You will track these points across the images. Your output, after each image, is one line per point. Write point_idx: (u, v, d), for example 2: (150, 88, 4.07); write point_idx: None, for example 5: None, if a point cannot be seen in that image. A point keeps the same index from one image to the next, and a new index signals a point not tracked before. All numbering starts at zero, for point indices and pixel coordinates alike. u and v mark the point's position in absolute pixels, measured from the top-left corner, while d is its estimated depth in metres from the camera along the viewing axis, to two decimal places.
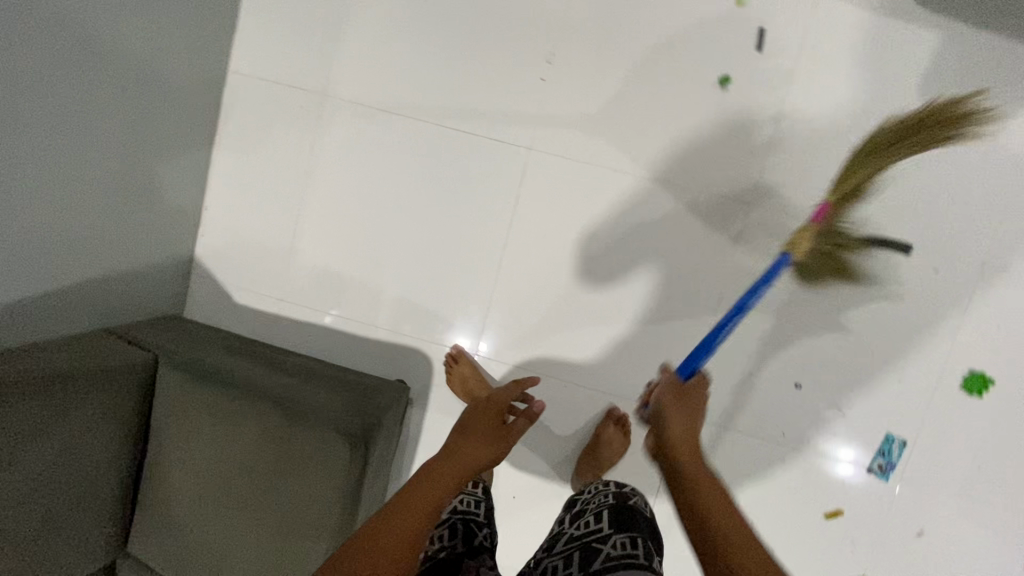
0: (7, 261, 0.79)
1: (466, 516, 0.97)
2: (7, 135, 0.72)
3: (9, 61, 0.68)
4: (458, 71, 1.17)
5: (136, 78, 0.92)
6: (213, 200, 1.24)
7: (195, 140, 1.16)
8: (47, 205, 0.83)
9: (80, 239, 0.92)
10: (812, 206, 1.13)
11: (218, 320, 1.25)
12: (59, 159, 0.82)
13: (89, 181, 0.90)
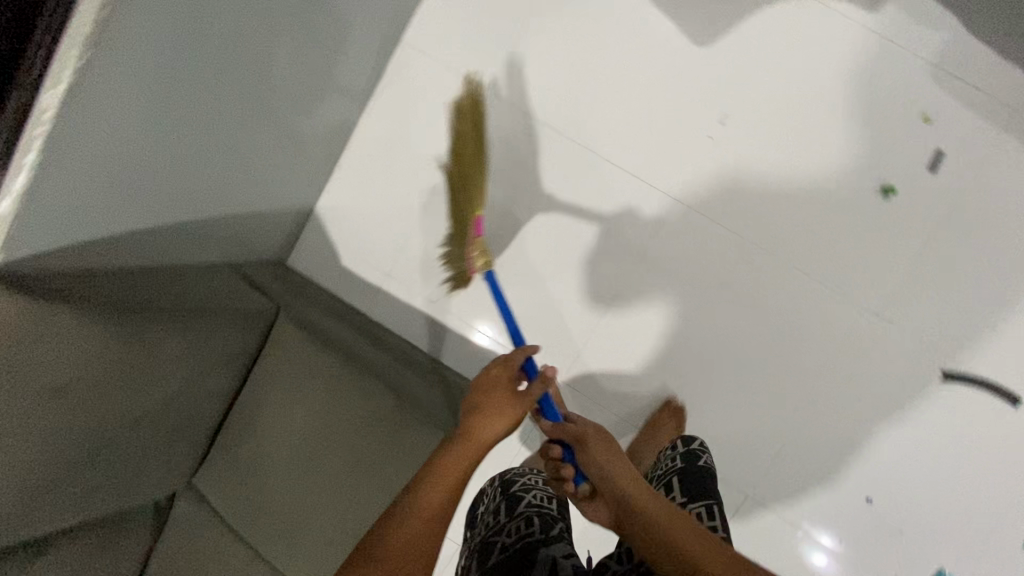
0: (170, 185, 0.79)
1: (542, 508, 0.86)
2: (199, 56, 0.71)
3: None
4: (626, 102, 1.16)
5: (325, 26, 0.91)
6: (348, 159, 1.23)
7: (353, 98, 1.16)
8: (216, 133, 0.83)
9: (230, 144, 0.87)
10: (937, 332, 1.11)
11: (319, 274, 1.24)
12: (235, 89, 0.81)
13: (252, 75, 0.83)
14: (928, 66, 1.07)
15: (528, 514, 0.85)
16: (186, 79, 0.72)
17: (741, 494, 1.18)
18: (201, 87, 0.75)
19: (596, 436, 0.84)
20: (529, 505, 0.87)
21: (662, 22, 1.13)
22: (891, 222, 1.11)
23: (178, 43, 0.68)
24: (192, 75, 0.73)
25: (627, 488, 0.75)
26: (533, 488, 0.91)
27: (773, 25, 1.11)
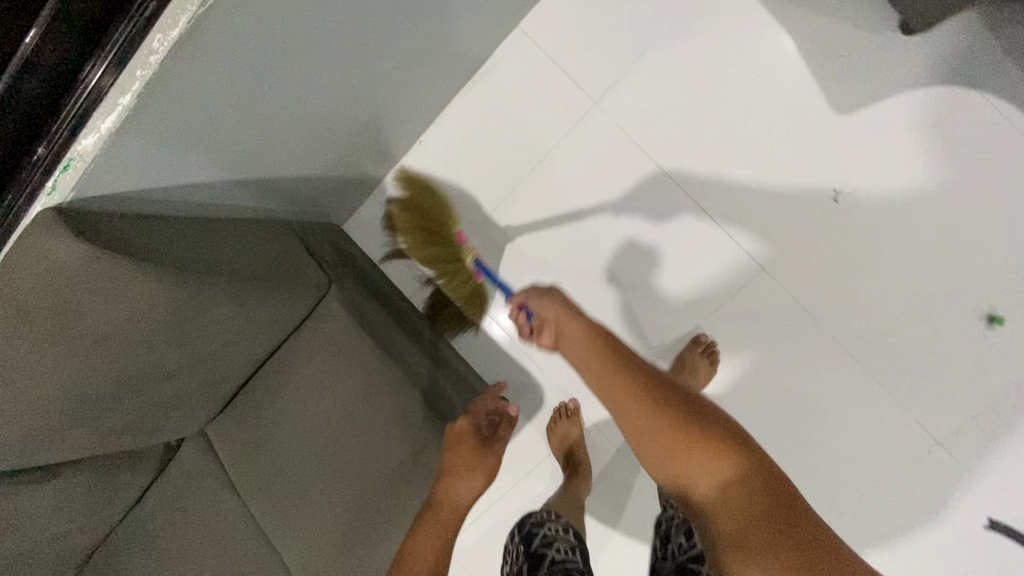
0: (250, 134, 0.73)
1: (567, 566, 0.82)
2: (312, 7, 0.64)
3: None
4: (737, 153, 1.05)
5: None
6: (428, 138, 1.17)
7: (451, 79, 1.09)
8: (310, 88, 0.75)
9: (324, 101, 0.80)
10: (1000, 483, 1.01)
11: (371, 249, 1.20)
12: (340, 50, 0.74)
13: (361, 27, 0.74)
14: None
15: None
16: (296, 25, 0.64)
17: None
18: (310, 42, 0.69)
19: (537, 295, 0.88)
20: (553, 565, 0.83)
21: (803, 73, 1.01)
22: (987, 356, 1.01)
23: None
24: (305, 25, 0.66)
25: (583, 351, 0.79)
26: (556, 541, 0.88)
27: (926, 109, 0.98)
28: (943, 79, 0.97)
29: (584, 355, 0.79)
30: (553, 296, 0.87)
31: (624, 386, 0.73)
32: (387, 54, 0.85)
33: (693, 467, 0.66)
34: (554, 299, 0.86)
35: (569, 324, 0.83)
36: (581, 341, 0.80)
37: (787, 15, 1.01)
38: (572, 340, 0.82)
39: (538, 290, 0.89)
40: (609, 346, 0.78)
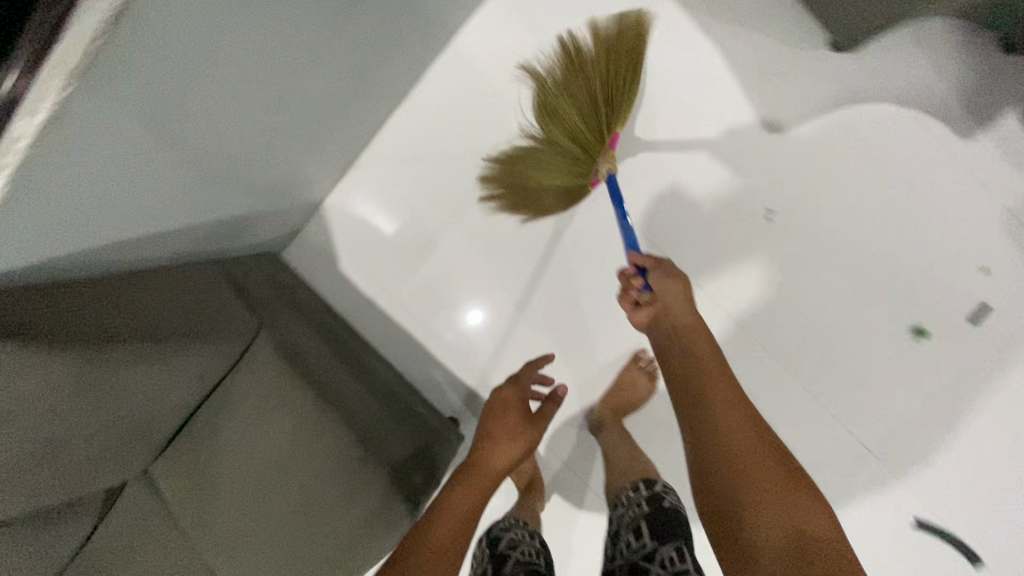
0: (149, 189, 0.72)
1: (530, 566, 0.85)
2: (196, 54, 0.63)
3: None
4: (664, 166, 1.05)
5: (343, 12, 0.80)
6: (369, 160, 1.19)
7: (380, 99, 1.09)
8: (208, 124, 0.74)
9: (224, 134, 0.78)
10: (942, 498, 0.98)
11: (313, 273, 1.19)
12: (234, 83, 0.72)
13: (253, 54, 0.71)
14: (1002, 213, 0.96)
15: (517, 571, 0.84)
16: (177, 69, 0.62)
17: None
18: (194, 82, 0.66)
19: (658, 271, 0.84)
20: (517, 565, 0.85)
21: (735, 88, 1.01)
22: (916, 367, 1.00)
23: (173, 39, 0.59)
24: (188, 66, 0.63)
25: (700, 348, 0.77)
26: (522, 545, 0.90)
27: (857, 122, 0.98)
28: (871, 92, 0.97)
29: (700, 354, 0.77)
30: (683, 285, 0.83)
31: (724, 392, 0.73)
32: (298, 79, 0.83)
33: (757, 488, 0.65)
34: (679, 283, 0.84)
35: (687, 312, 0.81)
36: (700, 336, 0.79)
37: (717, 29, 1.00)
38: (688, 329, 0.79)
39: (667, 266, 0.85)
40: (723, 360, 0.77)
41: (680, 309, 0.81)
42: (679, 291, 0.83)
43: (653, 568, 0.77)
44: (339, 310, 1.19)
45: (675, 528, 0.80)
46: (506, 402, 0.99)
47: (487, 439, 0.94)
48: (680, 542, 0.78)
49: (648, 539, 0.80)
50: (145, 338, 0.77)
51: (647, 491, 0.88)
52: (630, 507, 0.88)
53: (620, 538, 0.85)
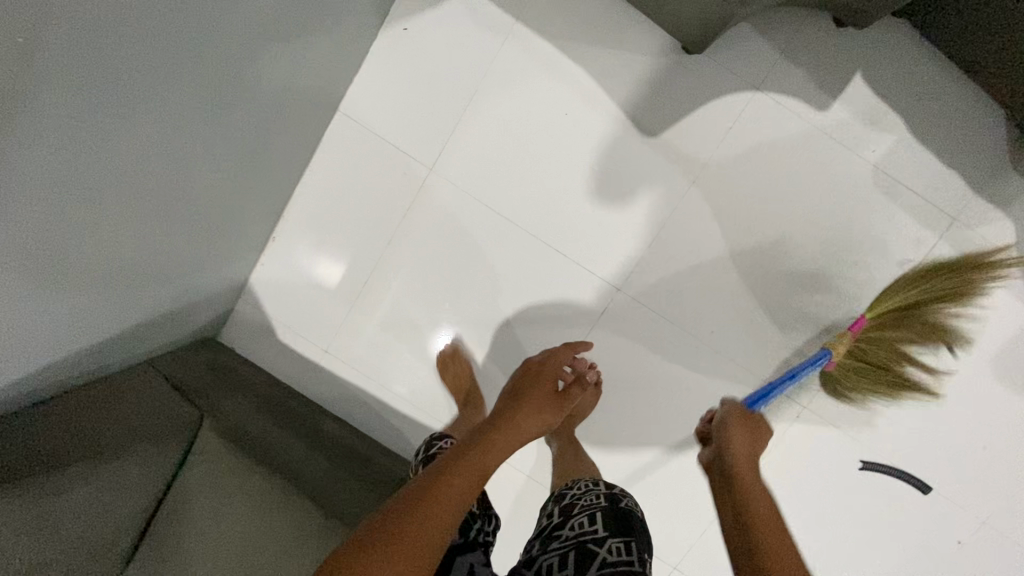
0: (71, 320, 0.75)
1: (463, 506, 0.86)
2: (79, 203, 0.65)
3: (91, 131, 0.60)
4: (565, 187, 1.11)
5: (222, 120, 0.82)
6: (283, 232, 1.18)
7: (282, 176, 1.10)
8: (113, 254, 0.76)
9: (136, 252, 0.81)
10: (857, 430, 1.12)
11: (255, 349, 1.21)
12: (129, 213, 0.75)
13: (145, 185, 0.74)
14: (868, 170, 1.06)
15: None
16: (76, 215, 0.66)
17: (671, 566, 1.19)
18: (88, 225, 0.69)
19: (743, 430, 0.82)
20: None
21: (611, 104, 1.07)
22: (824, 323, 1.09)
23: (70, 194, 0.63)
24: (88, 209, 0.67)
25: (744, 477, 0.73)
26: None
27: (726, 115, 1.06)
28: (731, 86, 1.05)
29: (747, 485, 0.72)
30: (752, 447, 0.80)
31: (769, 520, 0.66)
32: (193, 187, 0.86)
33: None
34: (744, 432, 0.82)
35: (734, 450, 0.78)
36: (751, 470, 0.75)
37: (581, 53, 1.06)
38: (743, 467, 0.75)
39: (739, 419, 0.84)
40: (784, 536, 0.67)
41: (735, 445, 0.80)
42: (742, 435, 0.82)
43: (599, 551, 0.81)
44: (288, 379, 1.22)
45: (627, 526, 0.85)
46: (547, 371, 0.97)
47: (520, 402, 0.91)
48: (629, 539, 0.84)
49: (600, 527, 0.85)
50: (83, 458, 0.79)
51: (606, 490, 0.93)
52: (588, 496, 0.92)
53: (571, 517, 0.89)
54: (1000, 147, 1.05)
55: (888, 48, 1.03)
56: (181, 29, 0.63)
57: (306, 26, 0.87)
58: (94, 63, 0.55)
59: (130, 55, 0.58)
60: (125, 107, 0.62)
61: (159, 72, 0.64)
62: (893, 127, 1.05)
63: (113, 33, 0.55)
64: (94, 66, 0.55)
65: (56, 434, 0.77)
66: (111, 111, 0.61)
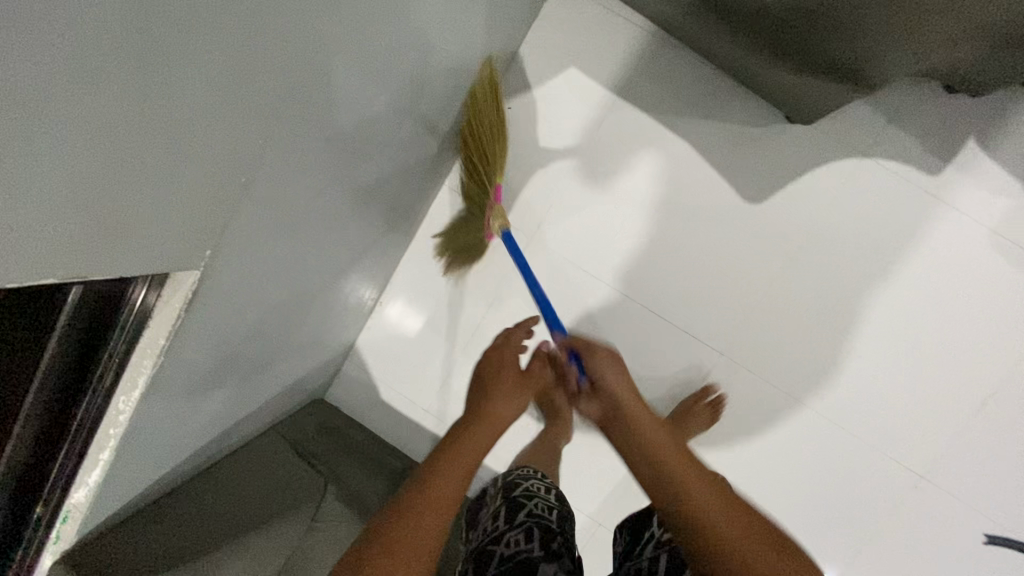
0: (225, 398, 0.81)
1: (542, 521, 0.81)
2: (246, 297, 0.70)
3: (268, 230, 0.66)
4: (665, 252, 1.12)
5: (356, 206, 0.88)
6: (388, 297, 1.24)
7: (394, 246, 1.16)
8: (262, 335, 0.81)
9: (277, 331, 0.86)
10: (980, 496, 1.09)
11: (360, 408, 1.26)
12: (278, 299, 0.80)
13: (292, 271, 0.80)
14: (982, 231, 1.04)
15: (528, 524, 0.80)
16: (247, 311, 0.73)
17: None
18: (247, 314, 0.73)
19: (608, 356, 0.82)
20: (529, 514, 0.82)
21: (712, 172, 1.09)
22: (938, 386, 1.08)
23: (244, 290, 0.69)
24: (255, 302, 0.74)
25: (679, 477, 0.60)
26: (536, 497, 0.87)
27: (829, 184, 1.06)
28: (832, 155, 1.06)
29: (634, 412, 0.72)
30: (622, 372, 0.79)
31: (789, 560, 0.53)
32: (326, 267, 0.91)
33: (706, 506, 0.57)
34: (624, 378, 0.79)
35: (629, 427, 0.70)
36: (676, 459, 0.63)
37: (677, 125, 1.10)
38: (646, 420, 0.70)
39: (602, 348, 0.84)
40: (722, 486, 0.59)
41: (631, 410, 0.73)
42: (620, 379, 0.79)
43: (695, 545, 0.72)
44: (391, 437, 1.26)
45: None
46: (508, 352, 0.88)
47: (485, 386, 0.84)
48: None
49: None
50: (223, 537, 0.81)
51: None
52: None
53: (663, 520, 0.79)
54: None
55: (997, 110, 1.02)
56: (343, 135, 0.70)
57: (430, 112, 0.93)
58: (282, 170, 0.61)
59: (305, 166, 0.66)
60: (292, 212, 0.69)
61: (318, 170, 0.69)
62: (1007, 189, 1.03)
63: (298, 156, 0.63)
64: (281, 172, 0.61)
65: (195, 518, 0.80)
66: (283, 219, 0.68)
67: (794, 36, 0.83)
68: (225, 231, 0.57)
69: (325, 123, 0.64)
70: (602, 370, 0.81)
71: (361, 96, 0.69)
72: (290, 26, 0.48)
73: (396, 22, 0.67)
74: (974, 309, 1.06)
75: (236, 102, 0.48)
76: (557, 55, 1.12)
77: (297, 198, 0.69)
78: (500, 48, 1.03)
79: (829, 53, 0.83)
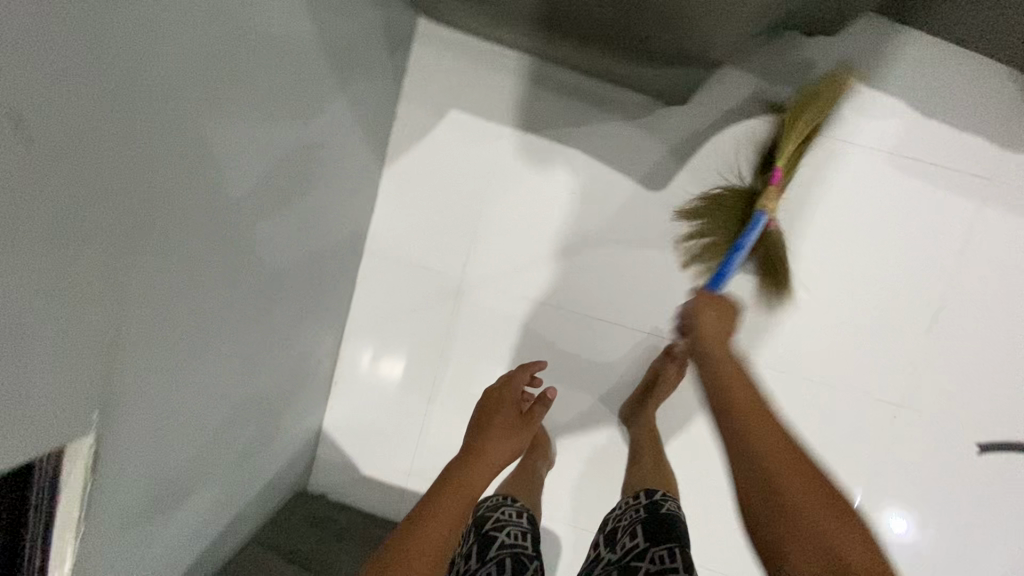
0: (186, 533, 0.81)
1: (516, 550, 0.87)
2: (171, 438, 0.71)
3: (166, 366, 0.66)
4: (593, 257, 1.15)
5: (269, 306, 0.88)
6: (343, 373, 1.24)
7: (333, 324, 1.16)
8: (208, 460, 0.82)
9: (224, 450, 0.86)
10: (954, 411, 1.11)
11: (345, 488, 1.25)
12: (214, 422, 0.81)
13: (221, 392, 0.80)
14: (881, 159, 1.06)
15: (500, 557, 0.85)
16: (183, 442, 0.74)
17: None
18: (179, 451, 0.73)
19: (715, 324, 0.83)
20: (502, 547, 0.87)
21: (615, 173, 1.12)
22: (888, 316, 1.09)
23: (167, 432, 0.70)
24: (185, 436, 0.74)
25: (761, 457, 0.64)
26: (508, 526, 0.92)
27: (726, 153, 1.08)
28: (722, 125, 1.08)
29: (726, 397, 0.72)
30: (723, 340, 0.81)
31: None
32: (259, 372, 0.91)
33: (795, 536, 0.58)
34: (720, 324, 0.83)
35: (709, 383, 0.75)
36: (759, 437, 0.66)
37: (570, 136, 1.12)
38: (735, 398, 0.71)
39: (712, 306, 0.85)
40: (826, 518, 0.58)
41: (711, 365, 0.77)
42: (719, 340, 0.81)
43: (643, 565, 0.81)
44: (382, 507, 1.25)
45: (667, 532, 0.84)
46: (510, 396, 0.99)
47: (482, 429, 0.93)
48: (674, 545, 0.83)
49: (642, 538, 0.85)
50: None
51: (645, 499, 0.93)
52: (628, 512, 0.93)
53: (615, 540, 0.89)
54: (1013, 96, 1.04)
55: (868, 38, 1.04)
56: (223, 253, 0.71)
57: (322, 193, 0.94)
58: (156, 310, 0.62)
59: (187, 297, 0.67)
60: (189, 342, 0.70)
61: (203, 294, 0.70)
62: (898, 112, 1.05)
63: (175, 288, 0.64)
64: (155, 313, 0.62)
65: None
66: (185, 353, 0.69)
67: (644, 36, 0.85)
68: (109, 389, 0.58)
69: (192, 250, 0.65)
70: (701, 320, 0.83)
71: (228, 212, 0.70)
72: (107, 185, 0.50)
73: (242, 138, 0.68)
74: (899, 235, 1.08)
75: (64, 271, 0.48)
76: (437, 101, 1.13)
77: (191, 326, 0.70)
78: (379, 111, 1.05)
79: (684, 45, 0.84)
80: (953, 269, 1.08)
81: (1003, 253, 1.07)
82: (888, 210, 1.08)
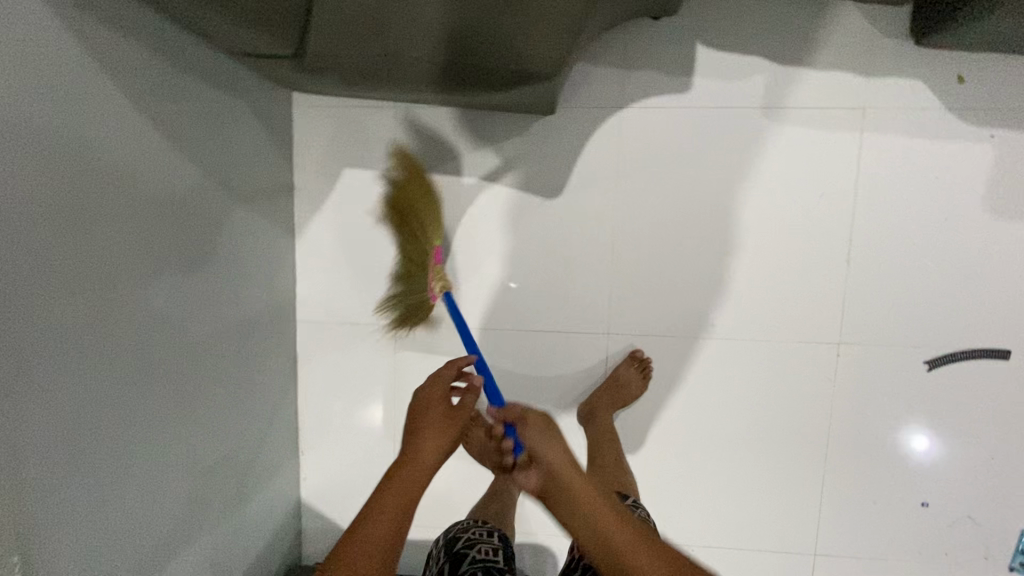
0: None
1: (487, 563, 0.90)
2: (110, 552, 0.75)
3: (89, 486, 0.71)
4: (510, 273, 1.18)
5: (199, 404, 0.92)
6: (307, 442, 1.27)
7: (282, 398, 1.19)
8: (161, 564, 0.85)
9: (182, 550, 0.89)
10: (892, 336, 1.12)
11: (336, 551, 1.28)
12: (158, 529, 0.84)
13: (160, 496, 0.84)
14: (753, 116, 1.10)
15: (473, 570, 0.89)
16: (126, 554, 0.78)
17: (802, 540, 1.19)
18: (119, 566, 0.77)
19: (545, 433, 0.80)
20: (473, 561, 0.90)
21: (510, 190, 1.16)
22: (800, 261, 1.13)
23: (102, 550, 0.74)
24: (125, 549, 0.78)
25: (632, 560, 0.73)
26: (480, 543, 0.95)
27: (607, 145, 1.13)
28: (595, 122, 1.12)
29: (588, 515, 0.75)
30: (559, 444, 0.80)
31: None
32: (203, 466, 0.94)
33: None
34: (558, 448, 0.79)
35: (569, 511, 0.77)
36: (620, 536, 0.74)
37: (461, 167, 1.16)
38: (596, 516, 0.75)
39: (536, 419, 0.81)
40: None
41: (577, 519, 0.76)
42: (555, 448, 0.79)
43: None
44: None
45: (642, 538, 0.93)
46: (434, 398, 0.94)
47: (409, 439, 0.91)
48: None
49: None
50: None
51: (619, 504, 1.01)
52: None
53: None
54: (861, 23, 1.06)
55: (707, 5, 1.07)
56: (128, 368, 0.76)
57: (229, 282, 0.99)
58: (60, 437, 0.67)
59: (97, 418, 0.72)
60: (111, 458, 0.74)
61: (115, 410, 0.75)
62: (756, 67, 1.08)
63: (72, 415, 0.68)
64: (56, 440, 0.66)
65: None
66: (107, 469, 0.74)
67: (477, 66, 0.90)
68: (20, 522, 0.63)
69: (94, 374, 0.71)
70: (534, 439, 0.80)
71: (120, 331, 0.74)
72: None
73: (117, 259, 0.73)
74: (791, 182, 1.11)
75: None
76: (326, 165, 1.18)
77: (111, 443, 0.74)
78: (268, 191, 1.09)
79: (516, 58, 0.88)
80: (851, 201, 1.10)
81: (896, 173, 1.08)
82: (773, 161, 1.11)
